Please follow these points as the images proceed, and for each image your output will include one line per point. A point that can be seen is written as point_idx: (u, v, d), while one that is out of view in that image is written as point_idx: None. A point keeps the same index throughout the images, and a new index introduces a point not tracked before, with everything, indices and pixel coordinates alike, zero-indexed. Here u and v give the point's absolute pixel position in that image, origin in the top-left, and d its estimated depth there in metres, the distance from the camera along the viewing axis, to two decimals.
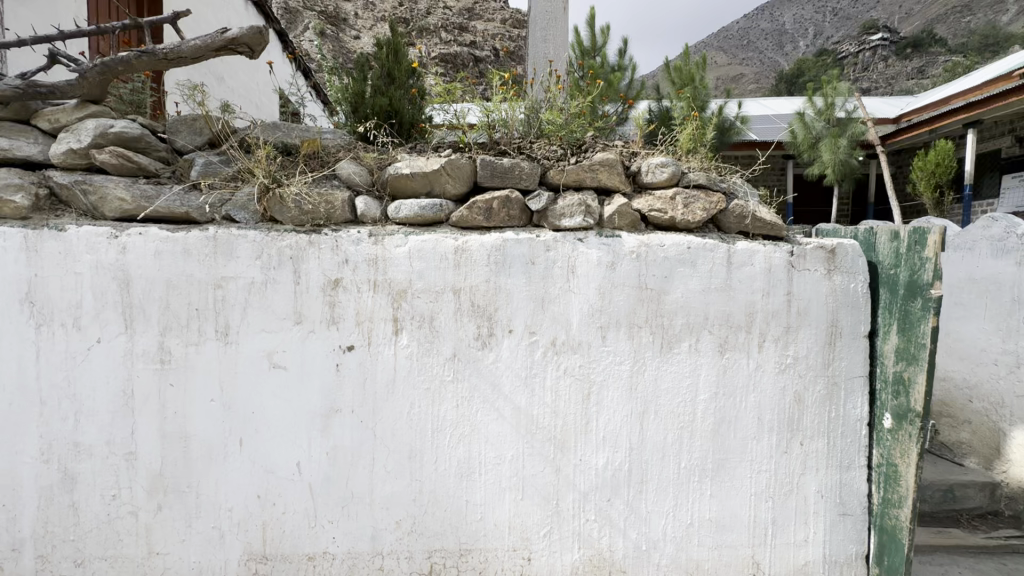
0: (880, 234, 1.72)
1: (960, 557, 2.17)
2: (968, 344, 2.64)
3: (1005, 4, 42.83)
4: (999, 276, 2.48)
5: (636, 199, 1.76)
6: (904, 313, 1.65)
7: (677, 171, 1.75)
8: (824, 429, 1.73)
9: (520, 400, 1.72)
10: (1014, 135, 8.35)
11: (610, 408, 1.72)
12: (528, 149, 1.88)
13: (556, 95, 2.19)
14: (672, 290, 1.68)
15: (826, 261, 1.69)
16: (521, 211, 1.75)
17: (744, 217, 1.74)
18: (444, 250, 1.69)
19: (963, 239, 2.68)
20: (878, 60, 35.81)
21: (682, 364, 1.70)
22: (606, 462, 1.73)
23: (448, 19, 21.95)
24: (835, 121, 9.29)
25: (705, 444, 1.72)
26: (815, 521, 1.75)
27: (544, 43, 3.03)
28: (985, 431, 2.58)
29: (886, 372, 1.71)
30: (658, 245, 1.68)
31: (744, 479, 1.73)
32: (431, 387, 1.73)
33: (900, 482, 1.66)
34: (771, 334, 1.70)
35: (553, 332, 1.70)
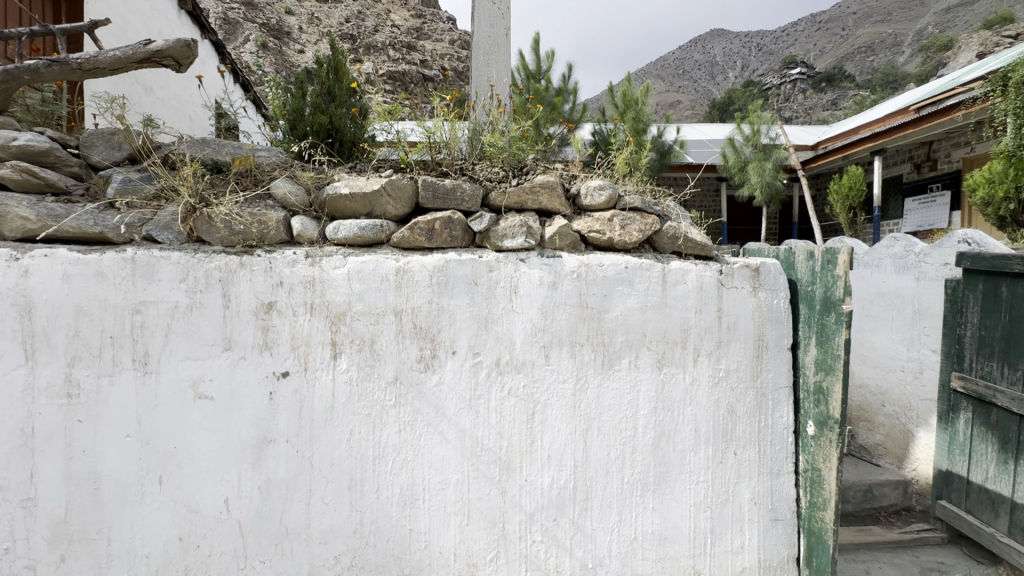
0: (799, 254, 1.84)
1: (880, 553, 2.32)
2: (880, 352, 2.88)
3: (900, 48, 48.32)
4: (902, 290, 2.74)
5: (576, 221, 1.82)
6: (821, 325, 1.75)
7: (614, 194, 1.82)
8: (755, 438, 1.82)
9: (465, 422, 1.70)
10: (913, 162, 9.33)
11: (554, 426, 1.73)
12: (470, 170, 1.90)
13: (497, 118, 2.23)
14: (612, 308, 1.73)
15: (751, 279, 1.79)
16: (463, 231, 1.75)
17: (677, 238, 1.82)
18: (385, 271, 1.66)
19: (871, 257, 2.96)
20: (797, 93, 39.24)
21: (622, 380, 1.75)
22: (551, 481, 1.74)
23: (397, 38, 22.01)
24: (761, 147, 10.04)
25: (646, 458, 1.77)
26: (749, 528, 1.83)
27: (487, 67, 3.10)
28: (896, 432, 2.81)
29: (808, 382, 1.81)
30: (597, 264, 1.72)
31: (683, 490, 1.79)
32: (372, 412, 1.68)
33: (823, 486, 1.74)
34: (704, 349, 1.78)
35: (497, 351, 1.70)
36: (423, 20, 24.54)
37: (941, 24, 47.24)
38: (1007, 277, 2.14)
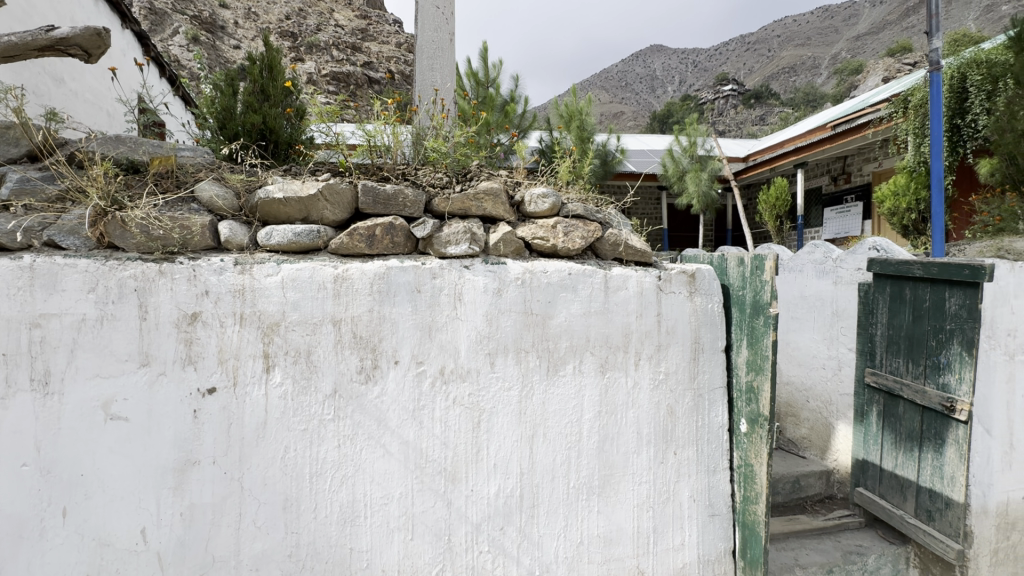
0: (731, 260, 1.94)
1: (807, 540, 2.47)
2: (805, 351, 3.09)
3: (818, 70, 52.62)
4: (822, 293, 2.96)
5: (521, 227, 1.82)
6: (751, 328, 1.84)
7: (557, 202, 1.85)
8: (693, 437, 1.89)
9: (408, 434, 1.65)
10: (830, 175, 10.14)
11: (501, 433, 1.72)
12: (413, 175, 1.86)
13: (441, 123, 2.21)
14: (556, 315, 1.74)
15: (687, 284, 1.87)
16: (406, 238, 1.72)
17: (618, 245, 1.87)
18: (322, 279, 1.59)
19: (794, 262, 3.18)
20: (730, 108, 41.76)
21: (568, 386, 1.76)
22: (497, 490, 1.72)
23: (340, 38, 21.40)
24: (697, 158, 10.52)
25: (590, 462, 1.79)
26: (689, 525, 1.90)
27: (431, 71, 3.07)
28: (819, 425, 3.01)
29: (740, 382, 1.91)
30: (542, 271, 1.73)
31: (627, 492, 1.83)
32: (309, 428, 1.60)
33: (755, 481, 1.83)
34: (645, 352, 1.83)
35: (441, 360, 1.67)
36: (368, 22, 24.03)
37: (852, 50, 51.93)
38: (910, 281, 2.36)
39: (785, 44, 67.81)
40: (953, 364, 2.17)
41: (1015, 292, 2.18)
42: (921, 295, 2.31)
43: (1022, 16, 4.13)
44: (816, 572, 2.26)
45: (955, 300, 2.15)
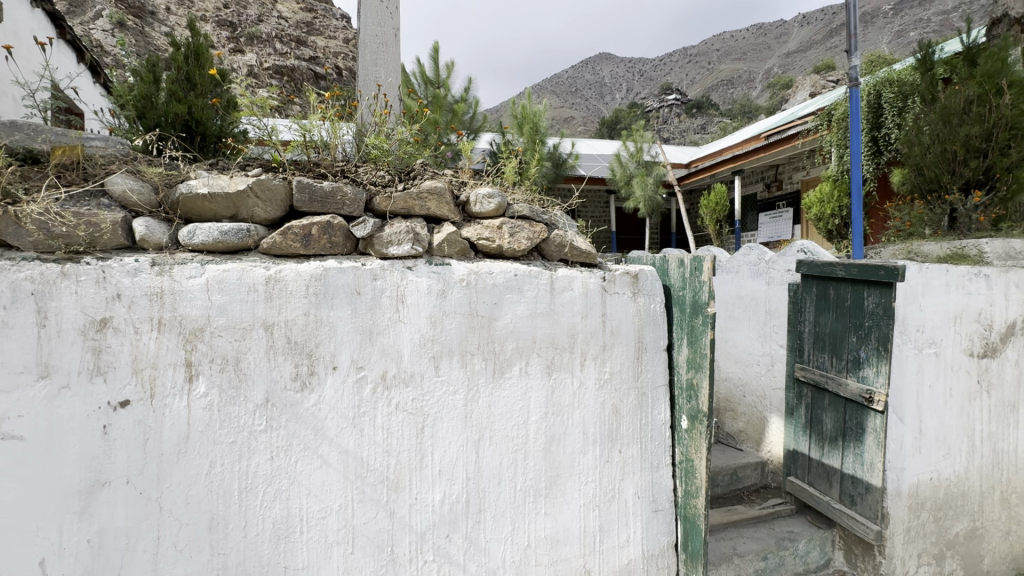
0: (672, 262, 1.99)
1: (744, 529, 2.59)
2: (742, 349, 3.24)
3: (753, 84, 55.89)
4: (756, 293, 3.11)
5: (466, 227, 1.80)
6: (691, 327, 1.90)
7: (503, 202, 1.83)
8: (637, 435, 1.93)
9: (348, 442, 1.58)
10: (765, 182, 10.77)
11: (446, 439, 1.67)
12: (353, 173, 1.79)
13: (383, 119, 2.14)
14: (502, 316, 1.72)
15: (631, 285, 1.90)
16: (345, 238, 1.64)
17: (563, 246, 1.88)
18: (252, 281, 1.49)
19: (732, 264, 3.33)
20: (674, 117, 43.60)
21: (514, 388, 1.75)
22: (442, 497, 1.68)
23: (284, 30, 20.52)
24: (644, 163, 10.80)
25: (537, 463, 1.78)
26: (634, 522, 1.93)
27: (375, 66, 2.97)
28: (755, 419, 3.17)
29: (681, 380, 1.96)
30: (487, 272, 1.71)
31: (574, 492, 1.83)
32: (237, 440, 1.49)
33: (696, 475, 1.89)
34: (590, 353, 1.85)
35: (383, 365, 1.61)
36: (314, 15, 23.22)
37: (783, 67, 55.56)
38: (833, 281, 2.53)
39: (724, 57, 71.57)
40: (871, 358, 2.33)
41: (923, 291, 2.37)
42: (844, 294, 2.47)
43: (927, 40, 4.55)
44: (752, 560, 2.36)
45: (873, 299, 2.31)
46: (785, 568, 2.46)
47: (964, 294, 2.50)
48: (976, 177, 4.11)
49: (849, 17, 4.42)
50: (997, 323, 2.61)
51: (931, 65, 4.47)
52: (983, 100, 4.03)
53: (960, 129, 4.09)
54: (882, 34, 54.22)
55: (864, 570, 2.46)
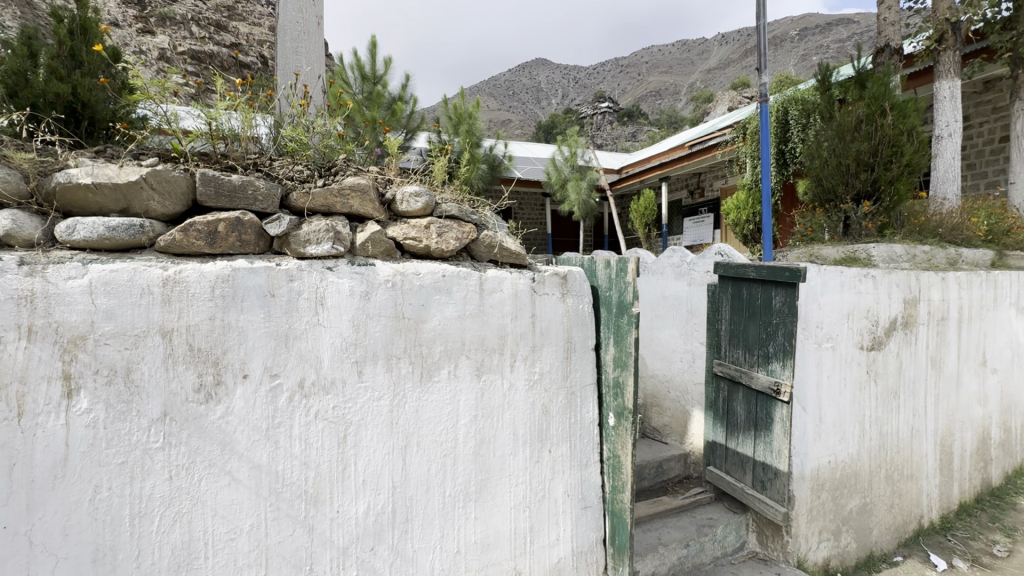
0: (600, 263, 2.04)
1: (668, 519, 2.71)
2: (667, 347, 3.39)
3: (679, 97, 59.25)
4: (679, 293, 3.27)
5: (391, 227, 1.74)
6: (617, 327, 1.95)
7: (431, 201, 1.80)
8: (567, 434, 1.96)
9: (260, 456, 1.47)
10: (688, 189, 11.42)
11: (371, 447, 1.60)
12: (267, 166, 1.69)
13: (302, 111, 2.02)
14: (429, 318, 1.68)
15: (560, 286, 1.92)
16: (258, 236, 1.53)
17: (493, 247, 1.86)
18: (146, 282, 1.34)
19: (657, 265, 3.48)
20: (607, 124, 45.23)
21: (442, 392, 1.71)
22: (366, 508, 1.60)
23: (201, 12, 18.98)
24: (578, 168, 11.09)
25: (467, 468, 1.75)
26: (563, 520, 1.95)
27: (295, 55, 2.82)
28: (678, 413, 3.33)
29: (608, 378, 2.01)
30: (413, 273, 1.66)
31: (504, 494, 1.82)
32: (129, 461, 1.33)
33: (622, 471, 1.94)
34: (520, 354, 1.84)
35: (300, 371, 1.51)
36: None
37: (704, 82, 59.36)
38: (746, 282, 2.71)
39: (652, 71, 75.38)
40: (778, 352, 2.52)
41: (822, 291, 2.60)
42: (755, 294, 2.66)
43: (825, 64, 5.01)
44: (676, 548, 2.47)
45: (779, 298, 2.51)
46: (706, 553, 2.60)
47: (856, 293, 2.78)
48: (866, 188, 4.60)
49: (761, 37, 4.78)
50: (883, 319, 2.92)
51: (828, 86, 4.94)
52: (870, 119, 4.52)
53: (852, 145, 4.56)
54: (789, 57, 59.51)
55: (774, 549, 2.65)
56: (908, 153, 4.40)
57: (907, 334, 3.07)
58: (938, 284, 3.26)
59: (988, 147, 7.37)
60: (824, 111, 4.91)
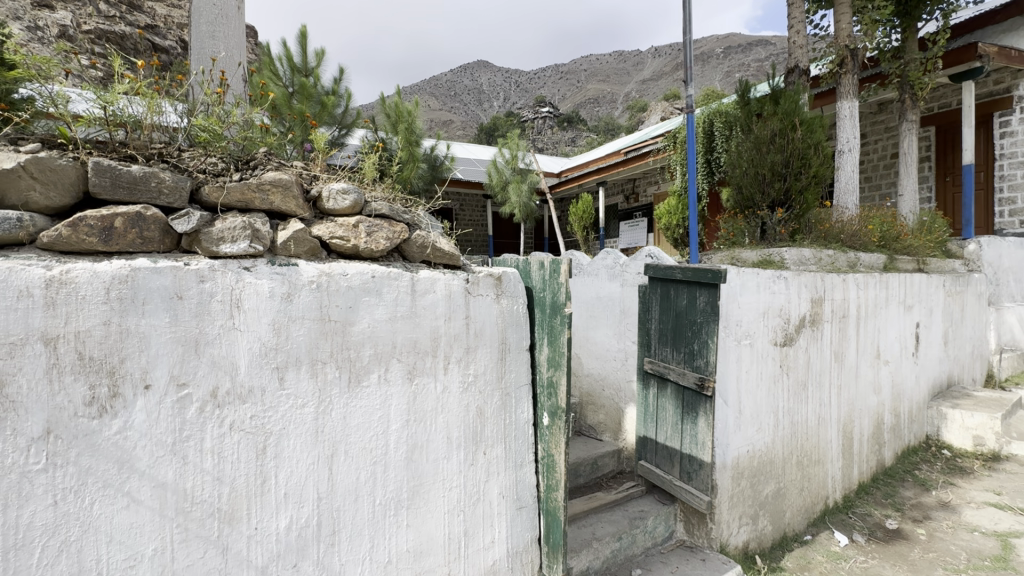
0: (534, 264, 2.06)
1: (603, 513, 2.78)
2: (601, 346, 3.49)
3: (615, 105, 61.44)
4: (613, 294, 3.38)
5: (316, 225, 1.66)
6: (551, 327, 1.98)
7: (360, 200, 1.74)
8: (501, 435, 1.95)
9: (166, 473, 1.34)
10: (624, 194, 11.85)
11: (293, 457, 1.51)
12: (174, 158, 1.57)
13: (217, 99, 1.88)
14: (358, 321, 1.61)
15: (494, 287, 1.92)
16: (163, 233, 1.41)
17: (425, 248, 1.82)
18: (25, 283, 1.19)
19: (592, 267, 3.56)
20: (547, 129, 46.04)
21: (372, 396, 1.65)
22: (289, 523, 1.51)
23: None
24: (518, 170, 11.18)
25: (398, 474, 1.70)
26: (498, 521, 1.95)
27: (211, 40, 2.66)
28: (612, 410, 3.44)
29: (542, 378, 2.03)
30: (340, 274, 1.59)
31: (437, 499, 1.79)
32: (2, 488, 1.17)
33: (556, 469, 1.97)
34: (454, 356, 1.82)
35: (213, 379, 1.40)
36: None
37: (639, 92, 61.97)
38: (673, 283, 2.85)
39: (590, 79, 77.67)
40: (702, 349, 2.67)
41: (741, 291, 2.78)
42: (681, 294, 2.80)
43: (745, 81, 5.37)
44: (609, 541, 2.54)
45: (703, 298, 2.66)
46: (637, 545, 2.69)
47: (770, 293, 2.99)
48: (779, 197, 5.00)
49: (687, 52, 5.05)
50: (794, 316, 3.17)
51: (747, 101, 5.31)
52: (783, 133, 4.91)
53: (768, 156, 4.93)
54: (714, 73, 63.53)
55: (699, 537, 2.79)
56: (815, 165, 4.85)
57: (815, 331, 3.35)
58: (840, 284, 3.59)
59: (881, 162, 8.24)
60: (743, 123, 5.27)
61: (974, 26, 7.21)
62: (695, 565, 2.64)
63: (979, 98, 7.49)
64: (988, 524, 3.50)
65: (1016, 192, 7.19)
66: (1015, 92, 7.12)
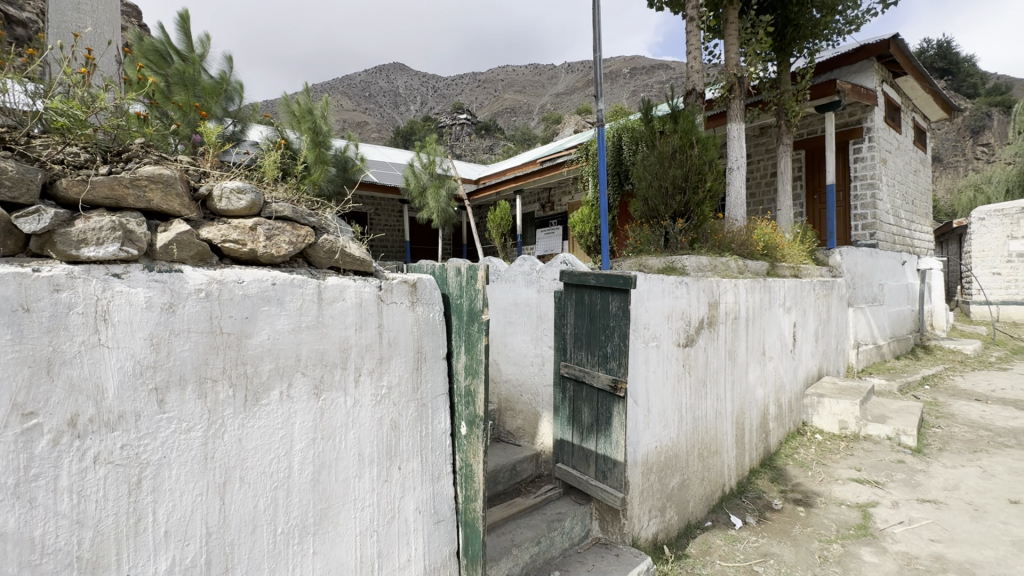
0: (450, 270, 2.02)
1: (522, 518, 2.79)
2: (519, 352, 3.53)
3: (531, 116, 63.17)
4: (529, 300, 3.43)
5: (206, 227, 1.50)
6: (467, 334, 1.95)
7: (258, 200, 1.60)
8: (417, 449, 1.88)
9: (5, 521, 1.11)
10: (540, 202, 12.15)
11: (177, 489, 1.33)
12: (20, 144, 1.34)
13: (79, 80, 1.65)
14: (255, 333, 1.47)
15: (409, 294, 1.85)
16: (4, 234, 1.20)
17: (333, 253, 1.71)
18: None
19: (509, 273, 3.59)
20: (465, 136, 46.12)
21: (272, 415, 1.51)
22: (169, 565, 1.32)
23: None
24: (437, 175, 11.03)
25: (303, 498, 1.57)
26: (415, 538, 1.87)
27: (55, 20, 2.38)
28: (530, 415, 3.48)
29: (460, 387, 1.99)
30: (235, 280, 1.43)
31: (348, 521, 1.68)
32: None
33: (474, 480, 1.95)
34: (365, 367, 1.72)
35: (71, 406, 1.19)
36: None
37: (553, 105, 64.36)
38: (587, 288, 2.95)
39: (507, 89, 79.17)
40: (615, 352, 2.78)
41: (648, 296, 2.95)
42: (595, 299, 2.91)
43: (649, 100, 5.75)
44: (528, 547, 2.55)
45: (615, 303, 2.77)
46: (555, 547, 2.73)
47: (673, 297, 3.21)
48: (680, 208, 5.42)
49: (597, 68, 5.29)
50: (694, 319, 3.42)
51: (650, 118, 5.68)
52: (682, 150, 5.32)
53: (670, 171, 5.32)
54: (621, 92, 67.68)
55: (613, 533, 2.90)
56: (709, 180, 5.33)
57: (712, 331, 3.65)
58: (732, 288, 3.94)
59: (763, 180, 9.25)
60: (647, 139, 5.64)
61: (834, 64, 8.34)
62: (610, 560, 2.73)
63: (838, 128, 8.68)
64: (852, 497, 4.01)
65: (867, 209, 8.42)
66: (864, 124, 8.34)
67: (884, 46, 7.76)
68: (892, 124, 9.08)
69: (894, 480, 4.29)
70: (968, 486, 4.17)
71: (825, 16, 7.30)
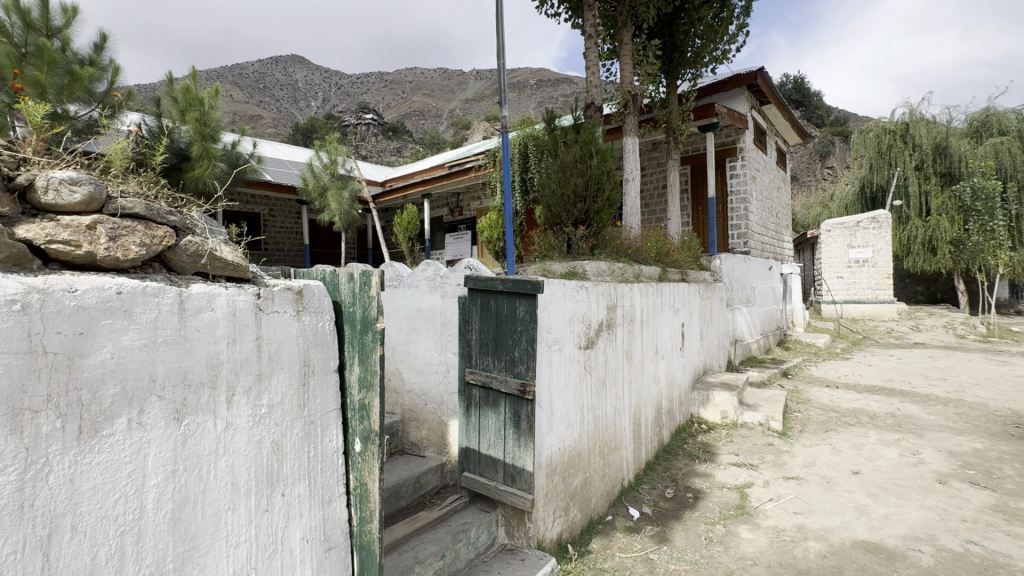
0: (342, 276, 1.90)
1: (428, 533, 2.68)
2: (424, 361, 3.43)
3: (440, 121, 62.85)
4: (433, 306, 3.34)
5: (26, 225, 1.25)
6: (360, 345, 1.83)
7: (98, 194, 1.38)
8: (304, 471, 1.72)
9: None
10: (449, 207, 12.04)
11: None
12: None
13: None
14: (93, 352, 1.24)
15: (294, 302, 1.68)
16: None
17: (199, 257, 1.51)
18: None
19: (412, 279, 3.48)
20: (370, 137, 44.62)
21: (117, 447, 1.28)
22: None
23: None
24: (339, 176, 10.44)
25: (159, 542, 1.34)
26: (302, 571, 1.70)
27: None
28: (435, 425, 3.37)
29: (353, 401, 1.86)
30: (64, 289, 1.20)
31: (217, 562, 1.48)
32: None
33: (369, 499, 1.83)
34: (240, 386, 1.53)
35: None
36: None
37: (462, 112, 64.84)
38: (493, 293, 2.94)
39: (415, 91, 77.98)
40: (523, 356, 2.81)
41: (551, 300, 3.02)
42: (501, 304, 2.91)
43: (552, 110, 5.94)
44: (431, 562, 2.45)
45: (523, 307, 2.81)
46: (460, 559, 2.67)
47: (575, 301, 3.31)
48: (581, 215, 5.67)
49: (501, 76, 5.33)
50: (593, 321, 3.56)
51: (553, 128, 5.83)
52: (582, 160, 5.57)
53: (571, 179, 5.53)
54: (528, 102, 69.74)
55: (519, 537, 2.91)
56: (607, 190, 5.63)
57: (610, 333, 3.83)
58: (628, 292, 4.17)
59: (656, 191, 10.00)
60: (550, 148, 5.80)
61: (713, 90, 9.27)
62: (516, 565, 2.72)
63: (717, 147, 9.65)
64: (732, 480, 4.42)
65: (740, 220, 9.45)
66: (738, 145, 9.37)
67: (752, 76, 8.78)
68: (759, 146, 10.28)
69: (765, 461, 4.82)
70: (822, 462, 4.80)
71: (705, 45, 8.07)
